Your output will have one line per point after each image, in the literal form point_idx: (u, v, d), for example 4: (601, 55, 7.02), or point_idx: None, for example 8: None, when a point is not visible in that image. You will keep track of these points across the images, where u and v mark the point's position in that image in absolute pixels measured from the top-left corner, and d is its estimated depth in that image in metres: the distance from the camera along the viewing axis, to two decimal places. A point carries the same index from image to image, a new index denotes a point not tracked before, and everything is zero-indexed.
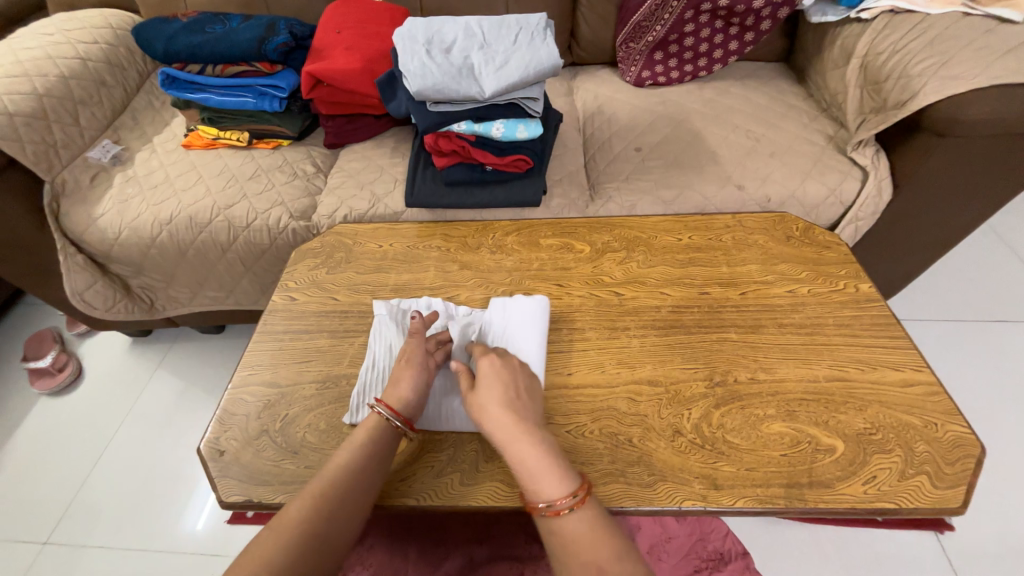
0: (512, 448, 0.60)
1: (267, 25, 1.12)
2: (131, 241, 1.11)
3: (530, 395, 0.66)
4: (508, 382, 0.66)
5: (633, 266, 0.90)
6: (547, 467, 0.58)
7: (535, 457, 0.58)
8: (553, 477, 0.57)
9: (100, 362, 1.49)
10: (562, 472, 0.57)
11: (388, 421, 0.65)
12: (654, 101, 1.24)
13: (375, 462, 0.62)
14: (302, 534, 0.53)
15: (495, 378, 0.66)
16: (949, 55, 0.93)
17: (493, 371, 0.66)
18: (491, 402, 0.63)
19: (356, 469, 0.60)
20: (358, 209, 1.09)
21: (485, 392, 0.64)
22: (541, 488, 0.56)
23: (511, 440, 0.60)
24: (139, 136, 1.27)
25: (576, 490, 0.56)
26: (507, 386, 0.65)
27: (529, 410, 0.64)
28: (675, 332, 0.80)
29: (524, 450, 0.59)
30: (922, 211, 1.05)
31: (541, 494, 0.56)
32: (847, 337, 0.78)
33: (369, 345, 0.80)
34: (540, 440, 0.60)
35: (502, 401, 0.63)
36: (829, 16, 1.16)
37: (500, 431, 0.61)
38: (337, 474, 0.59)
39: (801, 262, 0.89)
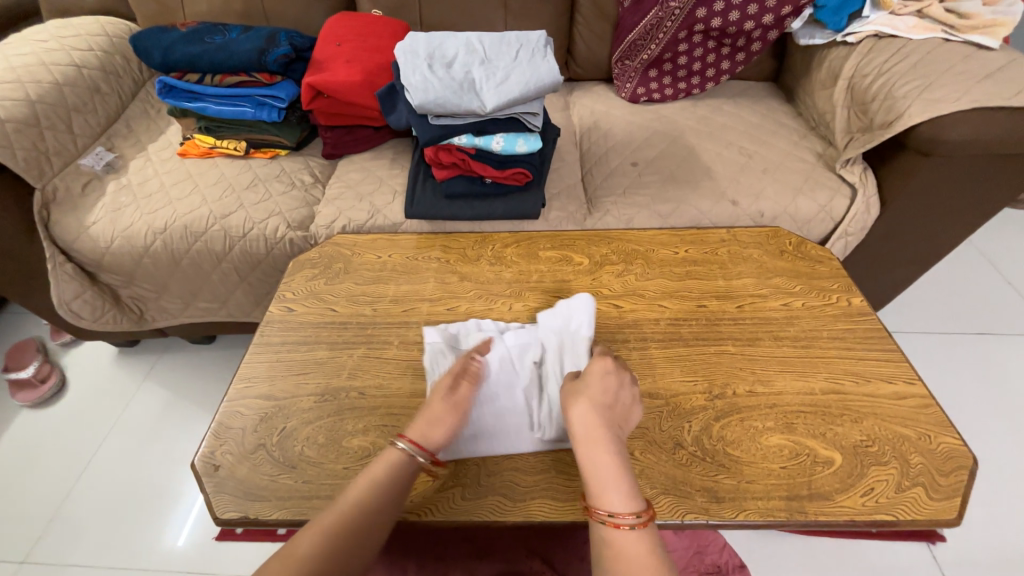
0: (592, 453, 0.61)
1: (267, 36, 1.13)
2: (124, 250, 1.09)
3: (627, 409, 0.66)
4: (610, 388, 0.66)
5: (631, 278, 0.91)
6: (619, 481, 0.59)
7: (610, 467, 0.60)
8: (620, 491, 0.58)
9: (84, 373, 1.45)
10: (630, 490, 0.58)
11: (412, 458, 0.63)
12: (650, 117, 1.27)
13: (385, 493, 0.60)
14: (313, 565, 0.52)
15: (600, 384, 0.66)
16: (932, 79, 0.97)
17: (600, 376, 0.67)
18: (587, 401, 0.64)
19: (366, 501, 0.59)
20: (357, 220, 1.09)
21: (587, 388, 0.66)
22: (607, 497, 0.57)
23: (592, 443, 0.61)
24: (133, 144, 1.25)
25: (641, 510, 0.56)
26: (608, 394, 0.65)
27: (620, 420, 0.65)
28: (673, 345, 0.81)
29: (602, 458, 0.60)
30: (909, 228, 1.08)
31: (604, 502, 0.57)
32: (841, 349, 0.79)
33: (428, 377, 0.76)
34: (619, 452, 0.61)
35: (597, 403, 0.64)
36: (816, 39, 1.20)
37: (586, 430, 0.62)
38: (347, 506, 0.58)
39: (795, 276, 0.90)
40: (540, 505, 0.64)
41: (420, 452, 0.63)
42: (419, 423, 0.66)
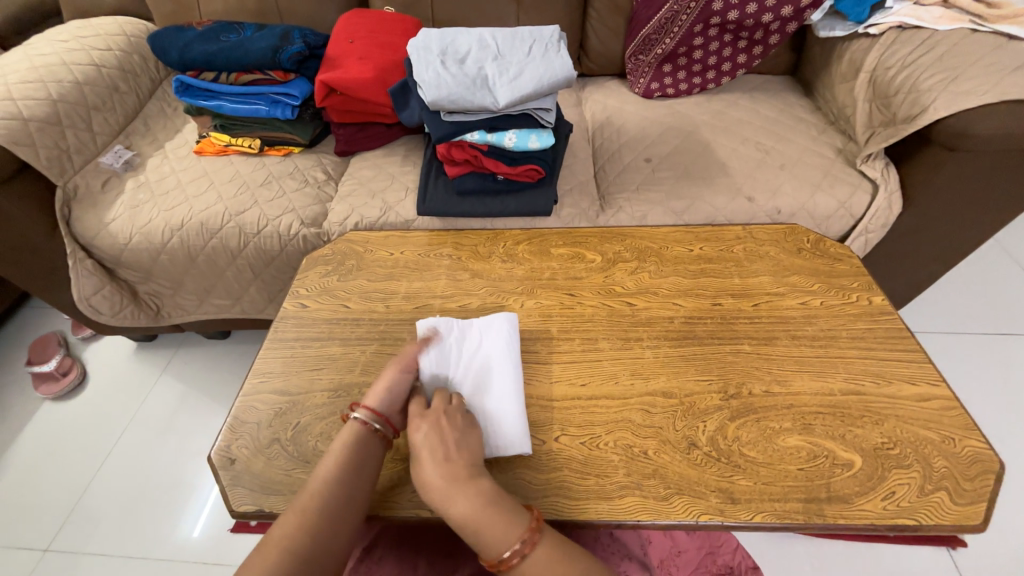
0: (460, 506, 0.57)
1: (281, 34, 1.13)
2: (142, 246, 1.11)
3: (468, 444, 0.63)
4: (437, 443, 0.62)
5: (645, 276, 0.90)
6: (492, 515, 0.56)
7: (476, 510, 0.56)
8: (500, 528, 0.55)
9: (104, 367, 1.48)
10: (508, 519, 0.56)
11: (366, 425, 0.65)
12: (663, 113, 1.25)
13: (358, 473, 0.61)
14: (297, 543, 0.53)
15: (427, 442, 0.62)
16: (959, 71, 0.94)
17: (421, 438, 0.62)
18: (426, 467, 0.60)
19: (340, 480, 0.60)
20: (369, 217, 1.10)
21: (416, 461, 0.61)
22: (491, 542, 0.54)
23: (451, 498, 0.58)
24: (151, 142, 1.27)
25: (524, 534, 0.54)
26: (441, 445, 0.62)
27: (468, 458, 0.62)
28: (687, 344, 0.79)
29: (466, 503, 0.57)
30: (932, 225, 1.05)
31: (492, 548, 0.54)
32: (861, 349, 0.78)
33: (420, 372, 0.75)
34: (478, 486, 0.58)
35: (436, 464, 0.60)
36: (837, 31, 1.17)
37: (439, 493, 0.58)
38: (320, 486, 0.59)
39: (813, 274, 0.89)
40: (551, 503, 0.64)
41: (374, 418, 0.66)
42: (368, 394, 0.69)
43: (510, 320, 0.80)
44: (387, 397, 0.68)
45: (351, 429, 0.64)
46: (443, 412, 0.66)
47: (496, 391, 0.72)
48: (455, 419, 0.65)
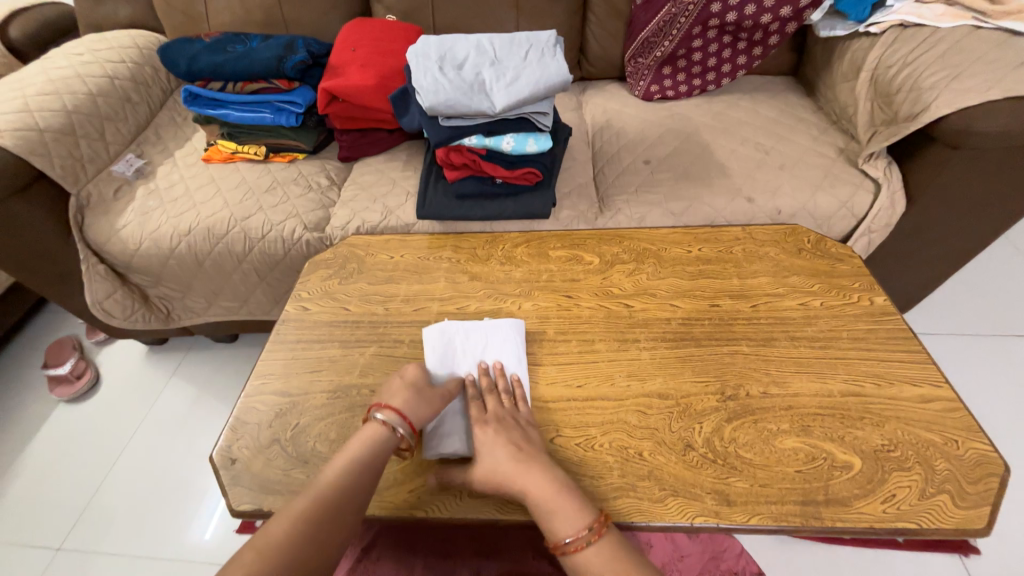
0: (533, 491, 0.61)
1: (285, 44, 1.17)
2: (151, 251, 1.14)
3: (532, 438, 0.67)
4: (507, 438, 0.66)
5: (642, 277, 0.90)
6: (563, 501, 0.59)
7: (550, 493, 0.60)
8: (569, 513, 0.58)
9: (117, 369, 1.52)
10: (576, 506, 0.59)
11: (391, 428, 0.66)
12: (663, 115, 1.26)
13: (362, 477, 0.61)
14: (295, 545, 0.53)
15: (498, 437, 0.66)
16: (962, 68, 0.93)
17: (487, 437, 0.66)
18: (499, 456, 0.64)
19: (343, 485, 0.60)
20: (371, 221, 1.11)
21: (489, 454, 0.65)
22: (559, 525, 0.58)
23: (525, 484, 0.61)
24: (161, 150, 1.31)
25: (592, 522, 0.58)
26: (509, 440, 0.66)
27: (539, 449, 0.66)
28: (684, 346, 0.79)
29: (538, 488, 0.61)
30: (938, 224, 1.04)
31: (559, 531, 0.57)
32: (862, 350, 0.77)
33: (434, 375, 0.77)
34: (549, 473, 0.62)
35: (508, 454, 0.64)
36: (837, 31, 1.16)
37: (512, 477, 0.62)
38: (323, 490, 0.59)
39: (813, 274, 0.88)
40: None
41: (398, 422, 0.67)
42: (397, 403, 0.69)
43: (518, 328, 0.81)
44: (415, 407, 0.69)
45: (374, 432, 0.65)
46: (504, 415, 0.70)
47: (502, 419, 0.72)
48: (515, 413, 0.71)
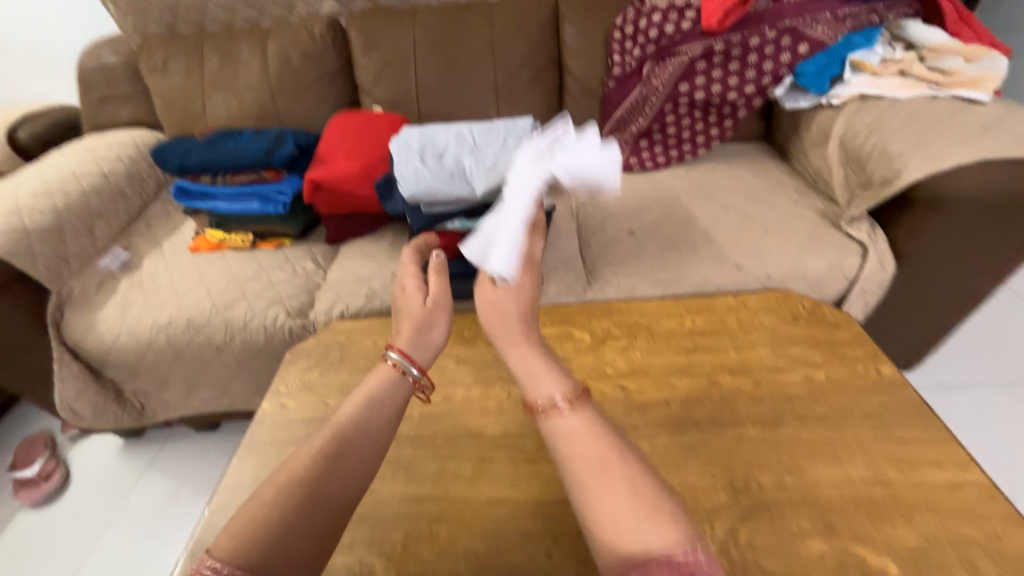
0: (520, 361, 0.62)
1: (275, 138, 1.22)
2: (128, 345, 1.10)
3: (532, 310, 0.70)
4: (516, 295, 0.70)
5: (636, 354, 0.86)
6: (546, 371, 0.60)
7: (536, 364, 0.61)
8: (550, 379, 0.59)
9: (89, 466, 1.43)
10: (558, 376, 0.59)
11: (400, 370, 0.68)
12: (644, 185, 1.28)
13: (377, 414, 0.63)
14: (315, 481, 0.55)
15: (509, 290, 0.70)
16: (925, 134, 0.96)
17: (502, 288, 0.70)
18: (498, 315, 0.68)
19: (360, 424, 0.61)
20: (355, 305, 1.09)
21: (497, 306, 0.69)
22: (542, 388, 0.58)
23: (519, 354, 0.63)
24: (150, 241, 1.32)
25: (572, 390, 0.58)
26: (516, 298, 0.70)
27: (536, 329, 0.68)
28: (687, 432, 0.73)
29: (525, 360, 0.63)
30: (931, 281, 1.02)
31: (543, 389, 0.58)
32: (877, 428, 0.71)
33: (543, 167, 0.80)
34: (535, 348, 0.63)
35: (511, 311, 0.68)
36: (800, 103, 1.21)
37: (508, 337, 0.65)
38: (340, 428, 0.60)
39: (812, 343, 0.84)
40: None
41: (407, 363, 0.69)
42: (402, 338, 0.72)
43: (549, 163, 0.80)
44: (422, 346, 0.72)
45: (384, 373, 0.67)
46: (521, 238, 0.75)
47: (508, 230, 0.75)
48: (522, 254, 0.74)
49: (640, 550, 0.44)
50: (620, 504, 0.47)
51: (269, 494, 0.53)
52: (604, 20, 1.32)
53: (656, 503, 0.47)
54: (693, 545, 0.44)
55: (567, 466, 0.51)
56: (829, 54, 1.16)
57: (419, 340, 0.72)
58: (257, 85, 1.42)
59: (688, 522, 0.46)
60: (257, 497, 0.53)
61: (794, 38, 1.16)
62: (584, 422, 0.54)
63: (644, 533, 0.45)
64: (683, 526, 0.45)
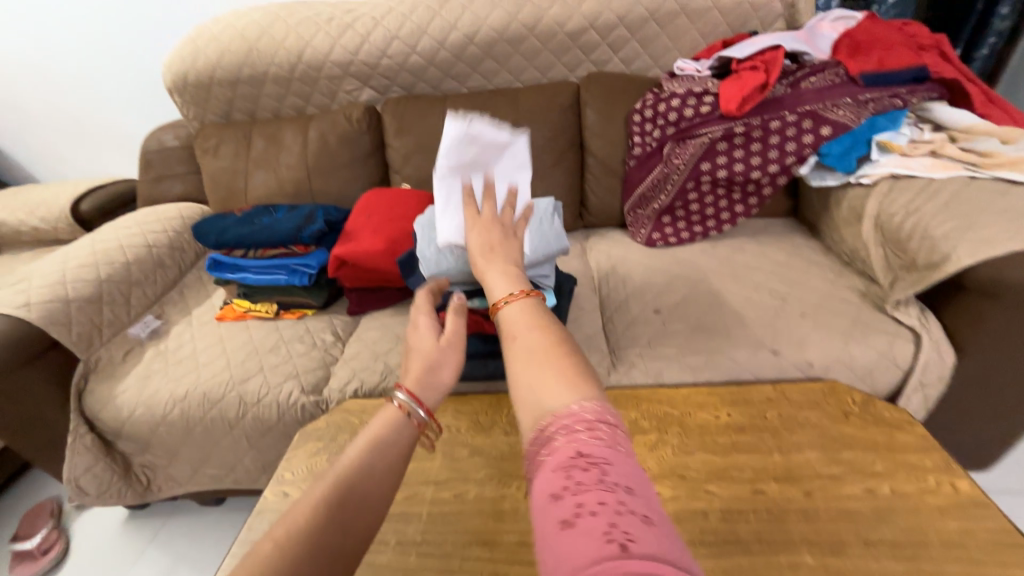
0: (486, 277, 0.63)
1: (306, 214, 1.27)
2: (143, 418, 1.09)
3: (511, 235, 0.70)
4: (493, 221, 0.70)
5: (667, 452, 0.78)
6: (503, 272, 0.63)
7: (495, 268, 0.64)
8: (500, 280, 0.62)
9: (89, 539, 1.37)
10: (513, 277, 0.62)
11: (406, 412, 0.63)
12: (668, 261, 1.26)
13: (385, 457, 0.59)
14: (321, 531, 0.50)
15: (486, 218, 0.71)
16: (971, 217, 0.91)
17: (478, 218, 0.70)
18: (472, 243, 0.69)
19: (369, 468, 0.57)
20: (370, 382, 1.07)
21: (472, 236, 0.69)
22: (494, 290, 0.61)
23: (486, 265, 0.65)
24: (180, 310, 1.35)
25: (519, 289, 0.60)
26: (489, 225, 0.70)
27: (513, 245, 0.69)
28: (731, 554, 0.63)
29: (490, 268, 0.64)
30: (1000, 373, 0.91)
31: (497, 290, 0.61)
32: (966, 565, 0.59)
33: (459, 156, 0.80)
34: (504, 260, 0.65)
35: (482, 236, 0.68)
36: (828, 180, 1.19)
37: (477, 255, 0.68)
38: (346, 473, 0.56)
39: (871, 448, 0.75)
40: None
41: (415, 404, 0.64)
42: (410, 375, 0.67)
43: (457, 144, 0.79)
44: (430, 386, 0.67)
45: (389, 414, 0.63)
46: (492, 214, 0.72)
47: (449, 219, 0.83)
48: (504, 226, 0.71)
49: (538, 409, 0.46)
50: (533, 370, 0.49)
51: (267, 547, 0.47)
52: (624, 105, 1.37)
53: (568, 375, 0.48)
54: (590, 408, 0.44)
55: (506, 338, 0.54)
56: (854, 136, 1.14)
57: (427, 378, 0.67)
58: (296, 165, 1.52)
59: (598, 394, 0.46)
60: (253, 555, 0.46)
61: (816, 121, 1.16)
62: (535, 314, 0.56)
63: (545, 395, 0.47)
64: (588, 395, 0.46)
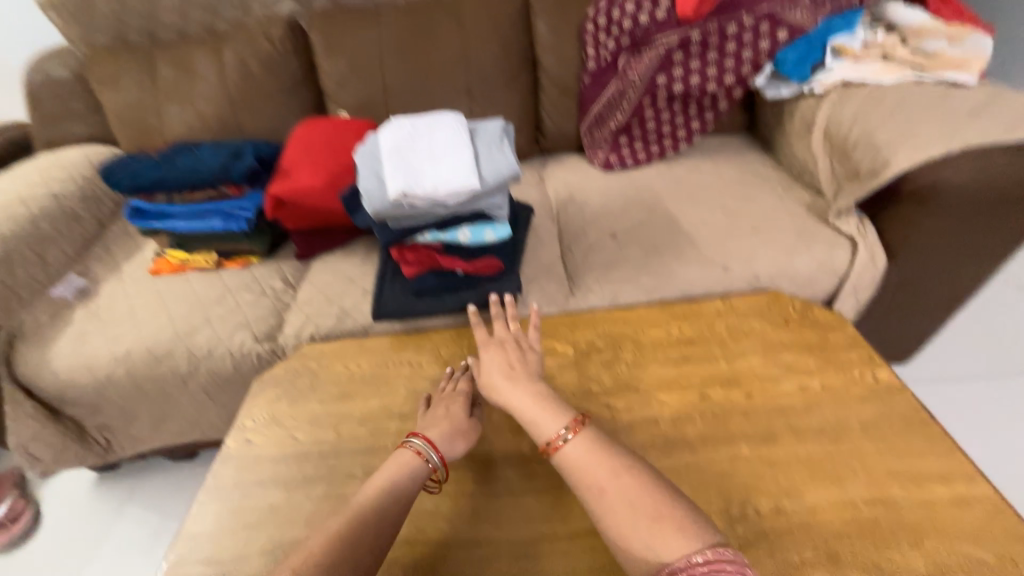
0: (517, 402, 0.71)
1: (234, 151, 1.17)
2: (86, 382, 1.04)
3: (528, 359, 0.77)
4: (509, 356, 0.77)
5: (622, 368, 0.81)
6: (543, 408, 0.68)
7: (531, 404, 0.69)
8: (547, 419, 0.67)
9: (61, 504, 1.35)
10: (556, 412, 0.68)
11: (423, 458, 0.67)
12: (625, 184, 1.23)
13: (393, 501, 0.62)
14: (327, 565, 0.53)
15: (500, 357, 0.78)
16: (915, 123, 0.92)
17: (493, 358, 0.78)
18: (495, 379, 0.75)
19: (377, 510, 0.60)
20: (325, 326, 1.04)
21: (492, 372, 0.76)
22: (543, 429, 0.66)
23: (516, 398, 0.71)
24: (108, 266, 1.24)
25: (569, 423, 0.65)
26: (507, 361, 0.77)
27: (533, 370, 0.76)
28: (679, 453, 0.69)
29: (523, 399, 0.71)
30: (924, 275, 0.99)
31: (545, 432, 0.66)
32: (878, 441, 0.67)
33: (395, 132, 0.92)
34: (536, 390, 0.71)
35: (502, 371, 0.75)
36: (782, 91, 1.16)
37: (504, 394, 0.73)
38: (358, 514, 0.59)
39: (806, 349, 0.80)
40: None
41: (430, 450, 0.68)
42: (429, 427, 0.72)
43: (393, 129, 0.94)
44: (452, 441, 0.71)
45: (405, 458, 0.67)
46: (508, 342, 0.80)
47: (392, 172, 0.87)
48: (519, 344, 0.79)
49: (656, 561, 0.51)
50: (639, 519, 0.54)
51: None
52: (577, 13, 1.26)
53: (676, 516, 0.54)
54: (712, 551, 0.49)
55: (584, 488, 0.59)
56: (809, 40, 1.11)
57: (445, 433, 0.71)
58: (215, 95, 1.34)
59: (708, 531, 0.52)
60: None
61: (773, 24, 1.11)
62: (596, 447, 0.62)
63: (661, 545, 0.52)
64: (702, 535, 0.52)
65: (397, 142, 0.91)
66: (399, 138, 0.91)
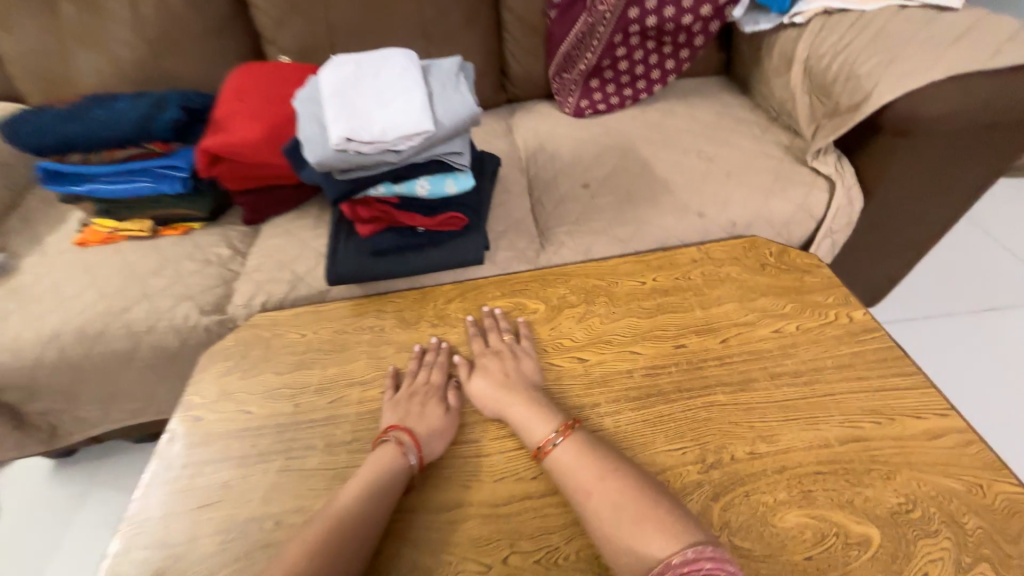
0: (509, 410, 0.66)
1: (155, 102, 1.02)
2: (13, 366, 0.94)
3: (524, 366, 0.71)
4: (502, 363, 0.72)
5: (595, 322, 0.77)
6: (534, 412, 0.64)
7: (522, 409, 0.65)
8: (538, 423, 0.63)
9: (15, 494, 1.27)
10: (547, 415, 0.63)
11: (402, 454, 0.62)
12: (598, 131, 1.16)
13: (376, 509, 0.58)
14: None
15: (492, 364, 0.72)
16: (897, 51, 0.87)
17: (486, 367, 0.72)
18: (485, 385, 0.70)
19: (357, 517, 0.56)
20: (278, 293, 0.96)
21: (483, 378, 0.71)
22: (534, 432, 0.62)
23: (506, 404, 0.66)
24: (28, 238, 1.11)
25: (560, 427, 0.61)
26: (500, 369, 0.71)
27: (527, 374, 0.70)
28: (655, 405, 0.66)
29: (513, 406, 0.66)
30: (898, 214, 0.97)
31: (536, 437, 0.62)
32: (853, 380, 0.66)
33: (338, 70, 0.82)
34: (527, 395, 0.66)
35: (494, 379, 0.70)
36: (761, 24, 1.09)
37: (493, 400, 0.68)
38: (335, 523, 0.55)
39: (782, 293, 0.78)
40: None
41: (411, 447, 0.63)
42: (409, 420, 0.67)
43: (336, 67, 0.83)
44: (431, 438, 0.65)
45: (385, 456, 0.62)
46: (502, 350, 0.74)
47: (334, 115, 0.77)
48: (513, 353, 0.73)
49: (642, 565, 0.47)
50: (625, 520, 0.50)
51: None
52: None
53: (659, 516, 0.50)
54: (692, 550, 0.46)
55: (574, 490, 0.55)
56: None
57: (425, 433, 0.65)
58: (132, 38, 1.17)
59: (693, 530, 0.49)
60: None
61: None
62: (589, 452, 0.58)
63: (643, 545, 0.48)
64: (685, 535, 0.48)
65: (340, 81, 0.81)
66: (342, 77, 0.81)
